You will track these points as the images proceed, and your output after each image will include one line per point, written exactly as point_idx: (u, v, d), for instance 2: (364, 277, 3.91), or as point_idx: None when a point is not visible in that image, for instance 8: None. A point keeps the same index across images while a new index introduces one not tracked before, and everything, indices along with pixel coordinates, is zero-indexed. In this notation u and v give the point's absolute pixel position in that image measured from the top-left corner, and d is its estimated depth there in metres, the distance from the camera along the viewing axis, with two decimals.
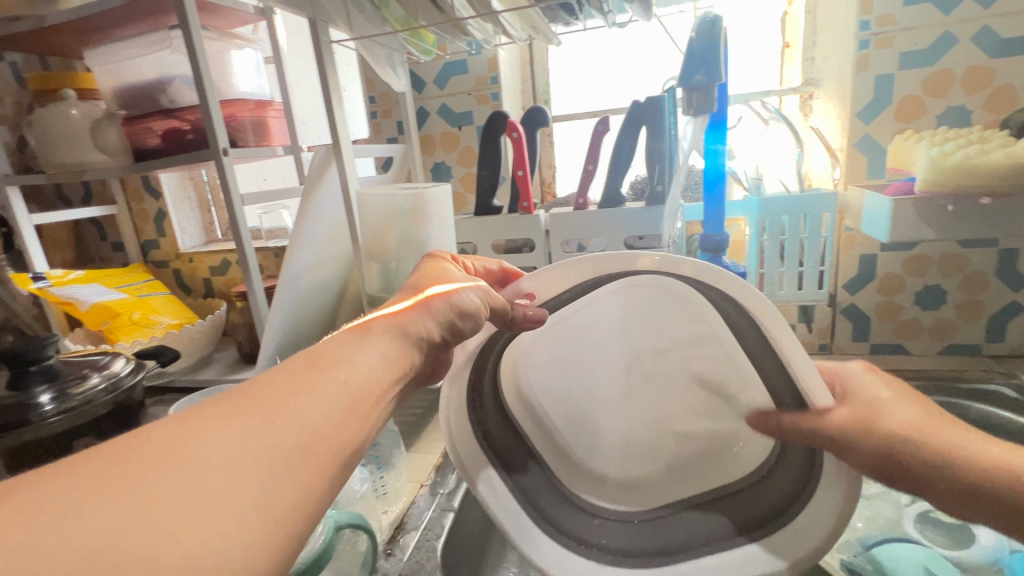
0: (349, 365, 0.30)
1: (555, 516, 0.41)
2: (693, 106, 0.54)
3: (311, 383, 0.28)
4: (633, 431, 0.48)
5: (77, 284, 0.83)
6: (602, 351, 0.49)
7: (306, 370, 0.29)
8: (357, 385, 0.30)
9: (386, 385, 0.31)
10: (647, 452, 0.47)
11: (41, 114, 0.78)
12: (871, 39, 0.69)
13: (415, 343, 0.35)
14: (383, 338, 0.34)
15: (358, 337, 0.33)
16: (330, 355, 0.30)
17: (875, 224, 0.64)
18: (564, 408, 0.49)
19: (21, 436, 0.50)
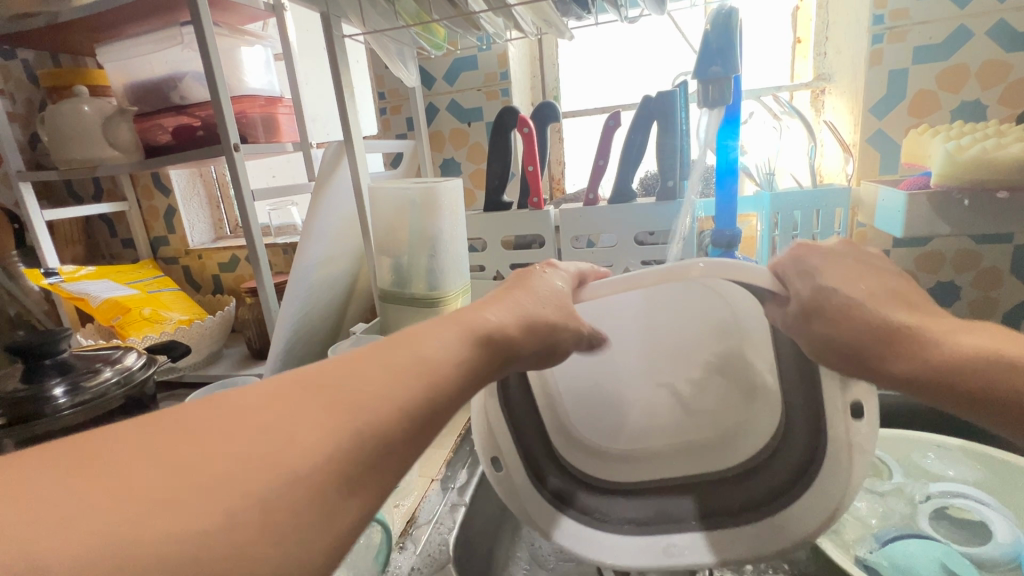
0: (434, 355, 0.29)
1: (630, 513, 0.43)
2: (707, 99, 0.54)
3: (393, 360, 0.27)
4: (656, 418, 0.51)
5: (88, 280, 0.83)
6: (625, 343, 0.50)
7: (382, 348, 0.29)
8: (442, 372, 0.28)
9: (467, 375, 0.30)
10: (670, 435, 0.50)
11: (53, 110, 0.79)
12: (885, 34, 0.68)
13: (496, 341, 0.34)
14: (475, 331, 0.33)
15: (452, 340, 0.31)
16: (421, 353, 0.29)
17: (889, 219, 0.64)
18: (588, 399, 0.51)
19: (34, 429, 0.50)
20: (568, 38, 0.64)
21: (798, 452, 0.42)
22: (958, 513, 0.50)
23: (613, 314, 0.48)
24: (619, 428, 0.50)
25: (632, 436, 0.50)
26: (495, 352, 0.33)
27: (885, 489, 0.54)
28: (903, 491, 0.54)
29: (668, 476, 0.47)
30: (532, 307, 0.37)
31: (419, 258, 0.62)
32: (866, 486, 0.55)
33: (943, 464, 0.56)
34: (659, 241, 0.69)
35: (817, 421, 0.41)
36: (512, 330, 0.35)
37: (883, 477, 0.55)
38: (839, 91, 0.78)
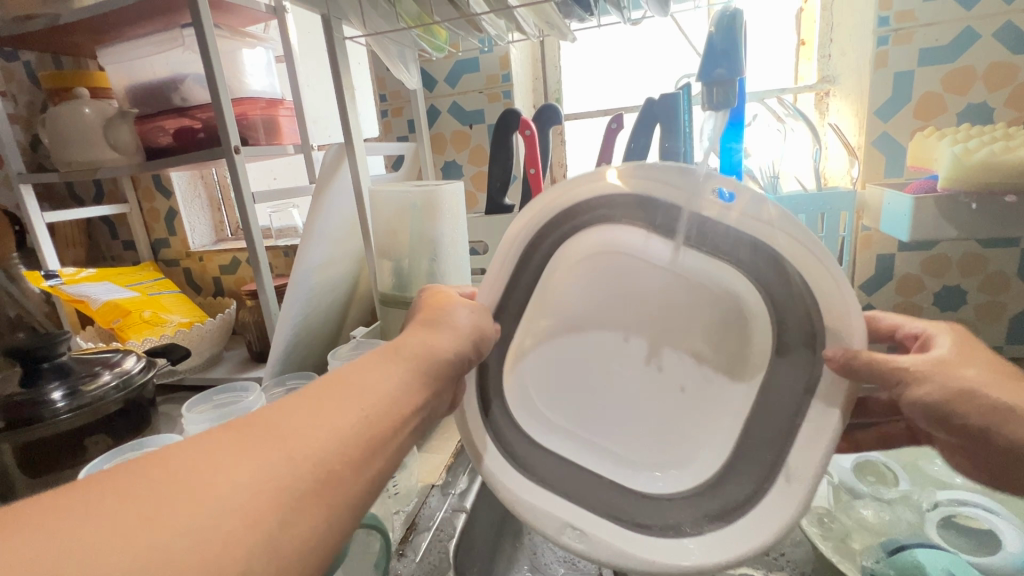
0: (368, 396, 0.30)
1: (693, 506, 0.40)
2: (713, 101, 0.53)
3: (324, 405, 0.28)
4: (648, 383, 0.46)
5: (88, 283, 0.83)
6: (621, 301, 0.47)
7: (312, 396, 0.29)
8: (376, 410, 0.30)
9: (406, 416, 0.31)
10: (661, 401, 0.46)
11: (54, 113, 0.79)
12: (890, 36, 0.68)
13: (432, 372, 0.34)
14: (408, 365, 0.33)
15: (373, 364, 0.33)
16: (338, 386, 0.30)
17: (895, 223, 0.63)
18: (583, 369, 0.48)
19: (33, 433, 0.50)
20: (570, 40, 0.63)
21: (800, 348, 0.39)
22: (965, 522, 0.50)
23: (581, 286, 0.47)
24: (619, 404, 0.47)
25: (624, 410, 0.46)
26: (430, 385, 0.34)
27: (892, 497, 0.53)
28: (910, 499, 0.53)
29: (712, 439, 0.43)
30: (458, 317, 0.39)
31: (421, 261, 0.62)
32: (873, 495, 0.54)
33: (950, 471, 0.56)
34: None
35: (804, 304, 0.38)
36: (445, 352, 0.36)
37: (890, 485, 0.54)
38: (844, 94, 0.78)
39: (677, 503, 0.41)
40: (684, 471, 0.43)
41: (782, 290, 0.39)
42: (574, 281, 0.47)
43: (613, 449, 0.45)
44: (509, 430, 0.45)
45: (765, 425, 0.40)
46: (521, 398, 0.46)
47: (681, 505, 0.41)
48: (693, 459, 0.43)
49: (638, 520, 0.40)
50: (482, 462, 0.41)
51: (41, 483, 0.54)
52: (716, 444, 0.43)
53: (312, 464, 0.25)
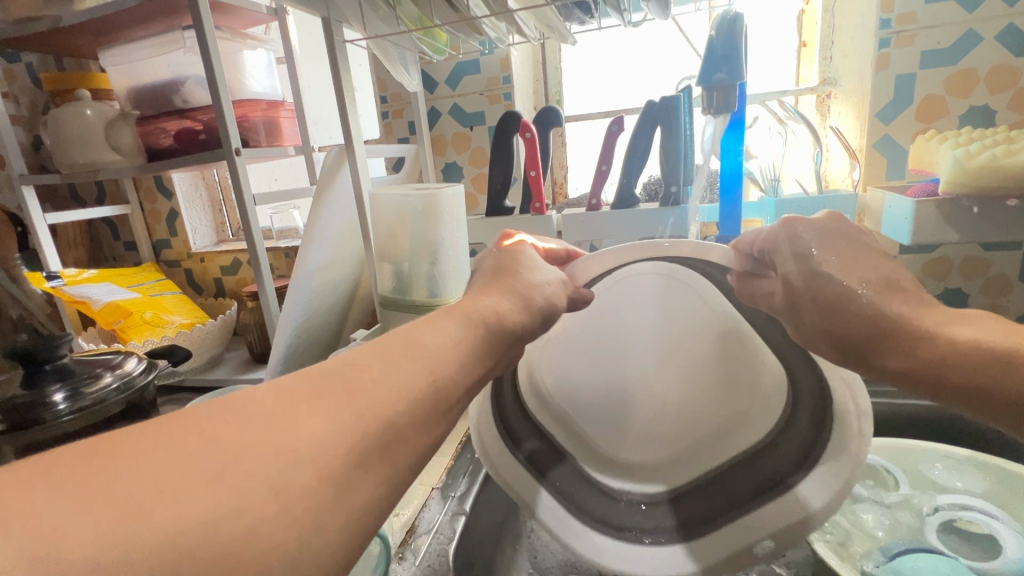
0: (434, 360, 0.28)
1: (754, 478, 0.41)
2: (712, 105, 0.53)
3: (392, 360, 0.27)
4: (661, 398, 0.50)
5: (90, 284, 0.83)
6: (616, 338, 0.51)
7: (380, 352, 0.27)
8: (440, 371, 0.28)
9: (461, 383, 0.29)
10: (676, 413, 0.49)
11: (55, 114, 0.79)
12: (892, 38, 0.68)
13: (491, 339, 0.33)
14: (469, 333, 0.32)
15: (439, 325, 0.31)
16: (407, 342, 0.29)
17: (897, 226, 0.62)
18: (599, 397, 0.51)
19: (35, 435, 0.50)
20: (571, 42, 0.63)
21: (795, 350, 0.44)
22: (965, 527, 0.50)
23: (568, 340, 0.51)
24: (642, 425, 0.50)
25: (644, 428, 0.49)
26: (484, 350, 0.32)
27: (891, 501, 0.53)
28: (910, 503, 0.53)
29: (752, 433, 0.45)
30: (530, 287, 0.38)
31: (421, 265, 0.62)
32: (873, 498, 0.54)
33: (951, 475, 0.55)
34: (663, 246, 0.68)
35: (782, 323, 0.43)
36: (504, 321, 0.34)
37: (889, 489, 0.54)
38: (845, 96, 0.78)
39: (757, 474, 0.42)
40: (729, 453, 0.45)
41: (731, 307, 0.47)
42: (557, 339, 0.51)
43: (676, 459, 0.47)
44: (557, 475, 0.44)
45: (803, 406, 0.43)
46: (562, 440, 0.48)
47: (744, 485, 0.42)
48: (741, 445, 0.45)
49: (716, 502, 0.42)
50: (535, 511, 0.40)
51: None
52: (755, 427, 0.45)
53: (381, 422, 0.24)
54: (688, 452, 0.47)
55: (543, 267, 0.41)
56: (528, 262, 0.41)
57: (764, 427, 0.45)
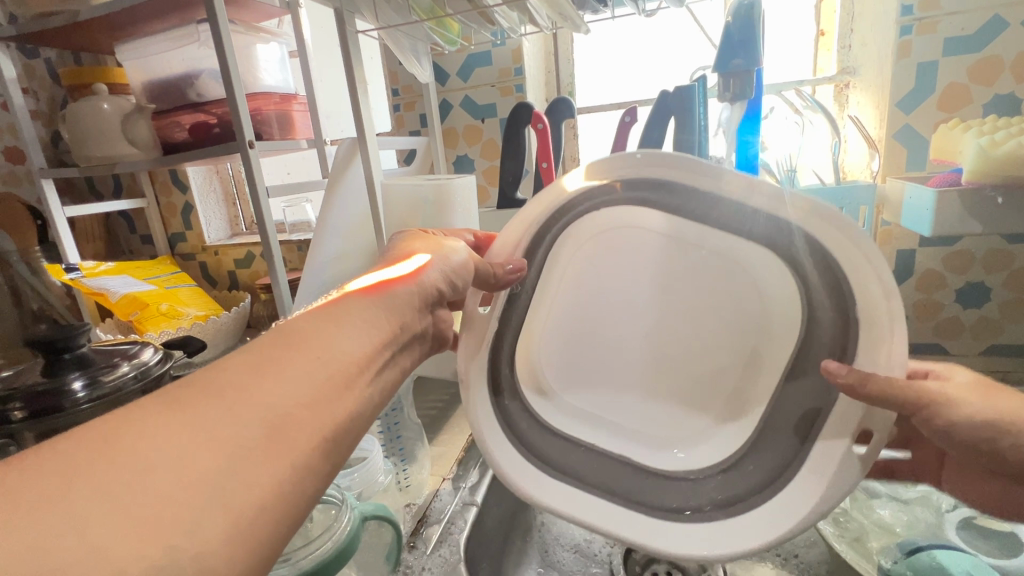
0: (321, 343, 0.29)
1: (779, 445, 0.38)
2: (730, 92, 0.52)
3: (268, 366, 0.26)
4: (652, 360, 0.46)
5: (108, 276, 0.84)
6: (585, 304, 0.46)
7: (259, 357, 0.27)
8: (327, 356, 0.28)
9: (370, 356, 0.30)
10: (669, 376, 0.45)
11: (74, 108, 0.80)
12: (913, 25, 0.66)
13: (391, 314, 0.33)
14: (354, 310, 0.32)
15: (335, 313, 0.31)
16: (303, 333, 0.29)
17: (917, 217, 0.62)
18: (603, 372, 0.46)
19: (56, 422, 0.51)
20: (584, 32, 0.63)
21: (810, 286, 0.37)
22: (986, 524, 0.48)
23: (556, 322, 0.45)
24: (656, 395, 0.45)
25: (645, 403, 0.45)
26: (374, 318, 0.32)
27: (909, 497, 0.52)
28: (929, 500, 0.52)
29: (773, 374, 0.41)
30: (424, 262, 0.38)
31: None
32: (890, 494, 0.53)
33: None
34: None
35: (799, 264, 0.37)
36: (395, 297, 0.34)
37: (908, 485, 0.53)
38: (864, 85, 0.76)
39: (779, 438, 0.38)
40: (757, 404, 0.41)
41: (729, 228, 0.38)
42: (544, 321, 0.45)
43: (707, 424, 0.43)
44: (588, 468, 0.40)
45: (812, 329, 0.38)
46: (579, 422, 0.43)
47: (769, 454, 0.38)
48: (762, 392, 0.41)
49: (750, 473, 0.38)
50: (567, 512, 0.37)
51: None
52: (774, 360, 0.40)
53: (286, 407, 0.25)
54: (718, 407, 0.43)
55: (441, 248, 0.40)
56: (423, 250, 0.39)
57: (783, 353, 0.40)
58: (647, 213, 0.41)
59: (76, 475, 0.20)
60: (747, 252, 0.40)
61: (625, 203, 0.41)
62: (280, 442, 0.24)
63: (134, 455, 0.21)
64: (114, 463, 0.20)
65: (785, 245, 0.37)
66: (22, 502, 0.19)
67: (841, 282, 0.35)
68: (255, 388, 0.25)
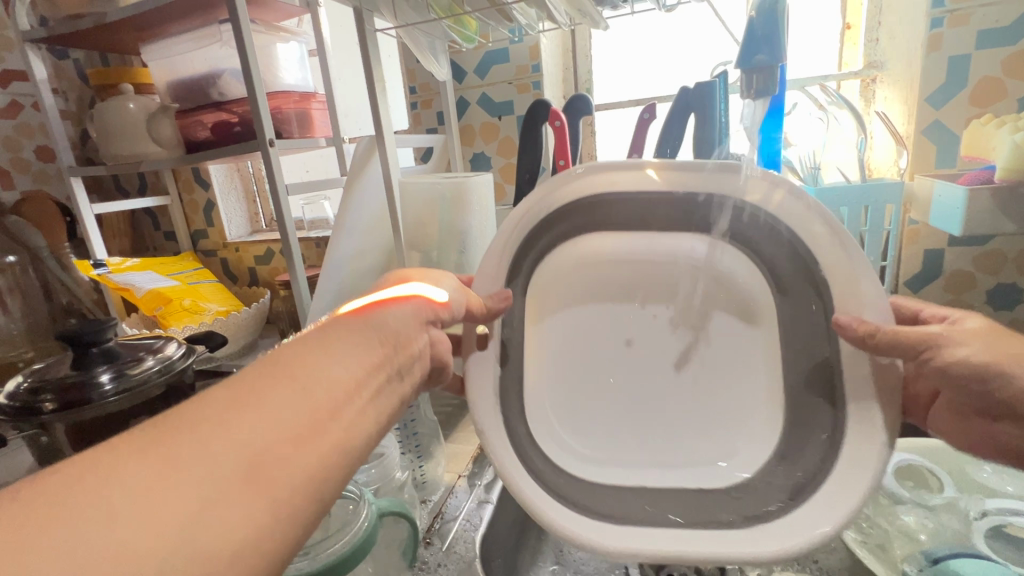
0: (303, 373, 0.28)
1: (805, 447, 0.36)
2: (752, 89, 0.51)
3: (246, 401, 0.25)
4: (654, 380, 0.43)
5: (133, 271, 0.86)
6: (578, 325, 0.45)
7: (234, 395, 0.26)
8: (310, 386, 0.28)
9: (358, 383, 0.30)
10: (669, 395, 0.43)
11: (101, 108, 0.82)
12: (945, 17, 0.64)
13: (381, 343, 0.33)
14: (339, 340, 0.31)
15: (324, 343, 0.31)
16: (286, 367, 0.28)
17: (946, 216, 0.60)
18: (616, 403, 0.43)
19: (84, 413, 0.52)
20: (603, 28, 0.62)
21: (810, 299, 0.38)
22: (1015, 533, 0.47)
23: (558, 344, 0.44)
24: (674, 430, 0.42)
25: (643, 429, 0.42)
26: (368, 345, 0.32)
27: (935, 503, 0.51)
28: (955, 507, 0.51)
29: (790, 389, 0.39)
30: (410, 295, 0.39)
31: (450, 254, 0.62)
32: (914, 500, 0.52)
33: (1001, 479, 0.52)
34: None
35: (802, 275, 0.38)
36: (385, 326, 0.34)
37: (933, 491, 0.52)
38: (892, 80, 0.74)
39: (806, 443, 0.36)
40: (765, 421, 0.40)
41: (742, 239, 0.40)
42: (543, 341, 0.44)
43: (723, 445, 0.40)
44: (606, 499, 0.38)
45: (806, 342, 0.38)
46: (592, 455, 0.41)
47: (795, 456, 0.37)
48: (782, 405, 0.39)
49: (785, 475, 0.36)
50: (597, 542, 0.34)
51: None
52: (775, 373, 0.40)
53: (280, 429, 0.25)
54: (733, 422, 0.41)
55: (428, 283, 0.41)
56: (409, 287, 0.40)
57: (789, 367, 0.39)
58: (649, 227, 0.43)
59: (87, 496, 0.20)
60: (735, 265, 0.41)
61: (626, 212, 0.42)
62: (282, 457, 0.24)
63: (153, 467, 0.21)
64: (138, 465, 0.21)
65: (774, 246, 0.39)
66: (51, 495, 0.19)
67: (822, 286, 0.37)
68: (236, 423, 0.24)
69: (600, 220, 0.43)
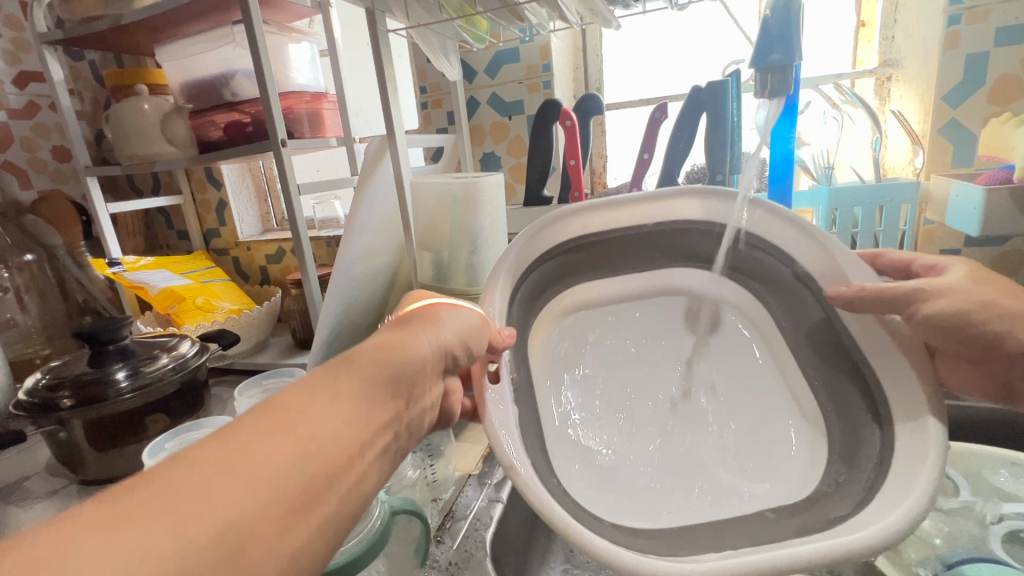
0: (305, 422, 0.24)
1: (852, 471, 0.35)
2: (767, 88, 0.51)
3: (235, 456, 0.21)
4: (666, 402, 0.45)
5: (147, 270, 0.87)
6: (585, 356, 0.48)
7: (222, 445, 0.22)
8: (310, 439, 0.23)
9: (364, 441, 0.26)
10: (680, 417, 0.44)
11: (116, 109, 0.82)
12: (963, 15, 0.63)
13: (397, 390, 0.29)
14: (354, 379, 0.27)
15: (337, 380, 0.27)
16: (288, 411, 0.24)
17: (963, 217, 0.59)
18: (641, 435, 0.43)
19: (101, 410, 0.53)
20: (615, 27, 0.62)
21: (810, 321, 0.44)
22: None
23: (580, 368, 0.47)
24: (706, 469, 0.40)
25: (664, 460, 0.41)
26: (373, 393, 0.28)
27: (950, 507, 0.50)
28: (971, 510, 0.50)
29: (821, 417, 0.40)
30: (438, 323, 0.35)
31: (461, 255, 0.63)
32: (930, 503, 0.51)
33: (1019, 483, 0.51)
34: None
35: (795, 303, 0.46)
36: (406, 362, 0.31)
37: (948, 494, 0.51)
38: (907, 78, 0.73)
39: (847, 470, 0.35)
40: (805, 467, 0.38)
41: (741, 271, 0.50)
42: (567, 353, 0.48)
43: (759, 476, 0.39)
44: (649, 544, 0.32)
45: (829, 366, 0.42)
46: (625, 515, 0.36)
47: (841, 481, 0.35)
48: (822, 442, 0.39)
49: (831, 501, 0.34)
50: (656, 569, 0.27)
51: (108, 459, 0.58)
52: (800, 396, 0.42)
53: (267, 492, 0.21)
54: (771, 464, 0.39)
55: (455, 310, 0.37)
56: (438, 313, 0.36)
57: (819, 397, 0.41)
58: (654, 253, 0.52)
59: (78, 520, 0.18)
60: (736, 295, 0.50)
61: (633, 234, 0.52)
62: (263, 533, 0.20)
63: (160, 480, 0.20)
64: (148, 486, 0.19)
65: (764, 272, 0.48)
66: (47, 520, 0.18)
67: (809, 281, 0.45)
68: (218, 484, 0.20)
69: (596, 255, 0.52)
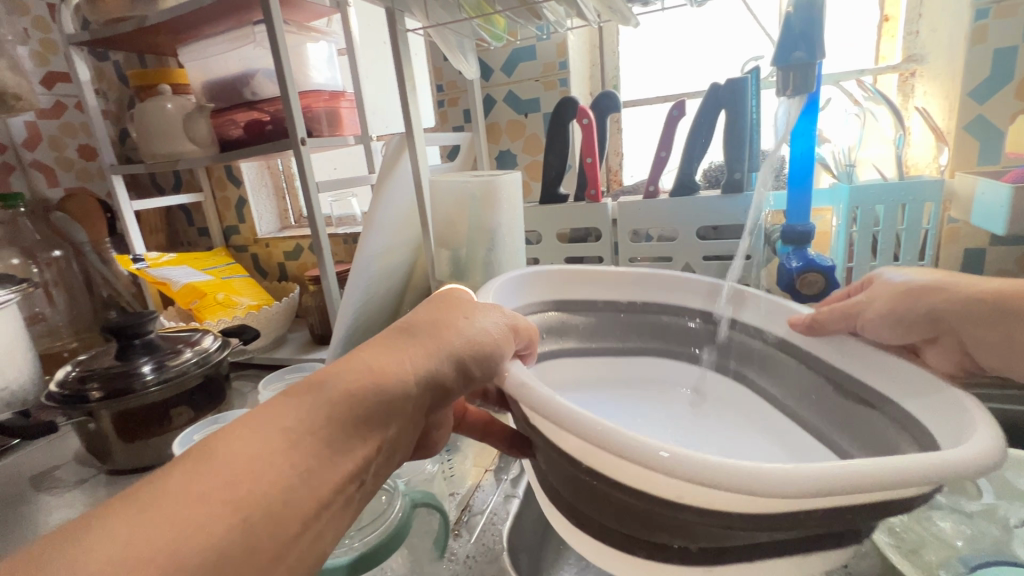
0: (252, 464, 0.24)
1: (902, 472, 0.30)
2: (789, 86, 0.50)
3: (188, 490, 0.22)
4: None
5: (170, 266, 0.89)
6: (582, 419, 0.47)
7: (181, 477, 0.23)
8: (258, 479, 0.23)
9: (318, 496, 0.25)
10: None
11: (141, 108, 0.84)
12: (991, 8, 0.62)
13: (364, 429, 0.28)
14: (317, 413, 0.26)
15: (299, 410, 0.26)
16: (240, 449, 0.24)
17: (989, 214, 0.58)
18: None
19: (127, 402, 0.55)
20: (633, 25, 0.61)
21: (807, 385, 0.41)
22: None
23: None
24: None
25: None
26: (335, 443, 0.26)
27: (972, 509, 0.50)
28: (994, 514, 0.49)
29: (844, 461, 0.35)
30: (443, 335, 0.32)
31: (478, 252, 0.63)
32: (952, 506, 0.50)
33: None
34: (724, 237, 0.65)
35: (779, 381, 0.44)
36: (386, 391, 0.29)
37: (971, 497, 0.51)
38: (932, 74, 0.72)
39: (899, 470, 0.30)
40: None
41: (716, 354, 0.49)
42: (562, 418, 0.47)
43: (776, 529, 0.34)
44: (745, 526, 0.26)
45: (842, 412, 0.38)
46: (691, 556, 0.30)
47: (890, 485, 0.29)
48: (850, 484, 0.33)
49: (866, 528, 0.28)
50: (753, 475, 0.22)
51: (134, 449, 0.60)
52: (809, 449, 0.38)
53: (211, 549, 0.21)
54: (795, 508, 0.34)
55: (470, 320, 0.35)
56: (451, 322, 0.34)
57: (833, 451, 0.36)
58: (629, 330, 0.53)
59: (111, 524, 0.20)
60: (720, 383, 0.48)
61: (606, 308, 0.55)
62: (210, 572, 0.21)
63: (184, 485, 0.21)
64: (130, 521, 0.21)
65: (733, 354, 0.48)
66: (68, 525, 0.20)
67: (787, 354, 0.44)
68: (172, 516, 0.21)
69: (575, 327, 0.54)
